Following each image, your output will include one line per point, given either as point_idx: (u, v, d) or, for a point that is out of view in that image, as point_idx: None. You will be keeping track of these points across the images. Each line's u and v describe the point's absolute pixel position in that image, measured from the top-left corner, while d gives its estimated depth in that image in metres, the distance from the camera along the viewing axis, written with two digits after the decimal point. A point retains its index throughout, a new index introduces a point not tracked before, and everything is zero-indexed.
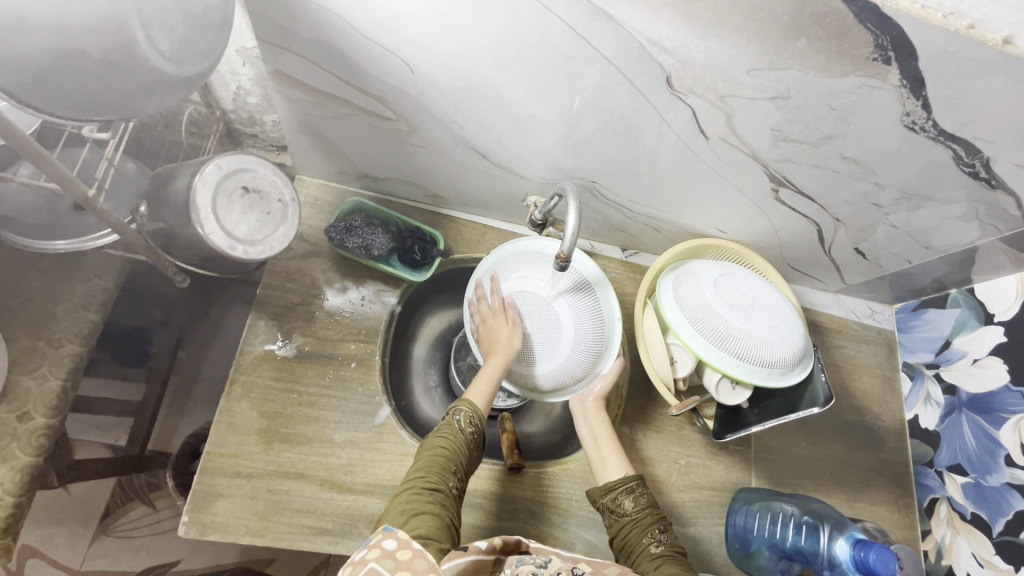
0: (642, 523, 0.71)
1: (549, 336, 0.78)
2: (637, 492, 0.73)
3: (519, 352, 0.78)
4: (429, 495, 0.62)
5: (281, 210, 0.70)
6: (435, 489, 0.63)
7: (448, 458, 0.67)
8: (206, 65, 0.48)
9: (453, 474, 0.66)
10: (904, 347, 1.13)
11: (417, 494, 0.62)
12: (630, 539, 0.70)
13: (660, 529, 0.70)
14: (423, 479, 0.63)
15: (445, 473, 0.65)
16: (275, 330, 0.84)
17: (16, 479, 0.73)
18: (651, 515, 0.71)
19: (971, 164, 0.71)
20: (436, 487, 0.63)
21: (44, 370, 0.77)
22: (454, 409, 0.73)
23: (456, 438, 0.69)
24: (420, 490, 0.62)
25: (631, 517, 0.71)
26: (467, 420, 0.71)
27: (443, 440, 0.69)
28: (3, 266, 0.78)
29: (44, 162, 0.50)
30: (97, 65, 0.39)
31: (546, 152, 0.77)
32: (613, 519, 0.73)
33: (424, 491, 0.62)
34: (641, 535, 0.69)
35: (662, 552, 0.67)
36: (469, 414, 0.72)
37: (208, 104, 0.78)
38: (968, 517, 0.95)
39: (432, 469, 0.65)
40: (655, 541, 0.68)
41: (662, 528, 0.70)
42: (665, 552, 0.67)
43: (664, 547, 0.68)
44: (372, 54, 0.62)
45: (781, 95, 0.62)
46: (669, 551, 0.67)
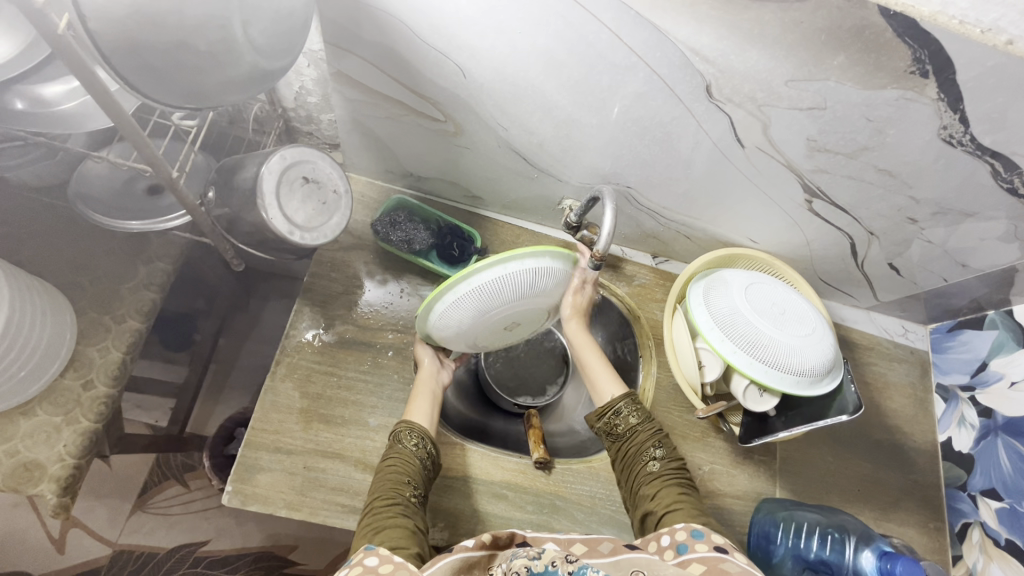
0: (640, 440, 0.78)
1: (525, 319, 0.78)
2: (635, 407, 0.80)
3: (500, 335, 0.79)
4: (390, 508, 0.66)
5: (336, 200, 0.75)
6: (392, 503, 0.66)
7: (399, 473, 0.71)
8: (287, 62, 0.53)
9: (408, 484, 0.70)
10: (937, 367, 1.11)
11: (377, 512, 0.65)
12: (630, 458, 0.77)
13: (656, 446, 0.77)
14: (379, 498, 0.67)
15: (399, 485, 0.69)
16: (318, 317, 0.88)
17: (76, 442, 0.78)
18: (649, 430, 0.78)
19: (1010, 180, 0.71)
20: (392, 500, 0.67)
21: (108, 342, 0.83)
22: (397, 435, 0.76)
23: (404, 455, 0.74)
24: (380, 507, 0.66)
25: (628, 435, 0.78)
26: (414, 441, 0.75)
27: (389, 461, 0.73)
28: (78, 245, 0.85)
29: (140, 144, 0.55)
30: (204, 57, 0.44)
31: (585, 157, 0.80)
32: (614, 436, 0.80)
33: (383, 506, 0.66)
34: (639, 454, 0.76)
35: (660, 470, 0.74)
36: (408, 429, 0.76)
37: (271, 103, 0.84)
38: (1002, 543, 0.94)
39: (386, 488, 0.69)
40: (653, 457, 0.76)
41: (658, 445, 0.77)
42: (662, 471, 0.74)
43: (661, 464, 0.75)
44: (428, 57, 0.66)
45: (818, 106, 0.64)
46: (666, 469, 0.74)
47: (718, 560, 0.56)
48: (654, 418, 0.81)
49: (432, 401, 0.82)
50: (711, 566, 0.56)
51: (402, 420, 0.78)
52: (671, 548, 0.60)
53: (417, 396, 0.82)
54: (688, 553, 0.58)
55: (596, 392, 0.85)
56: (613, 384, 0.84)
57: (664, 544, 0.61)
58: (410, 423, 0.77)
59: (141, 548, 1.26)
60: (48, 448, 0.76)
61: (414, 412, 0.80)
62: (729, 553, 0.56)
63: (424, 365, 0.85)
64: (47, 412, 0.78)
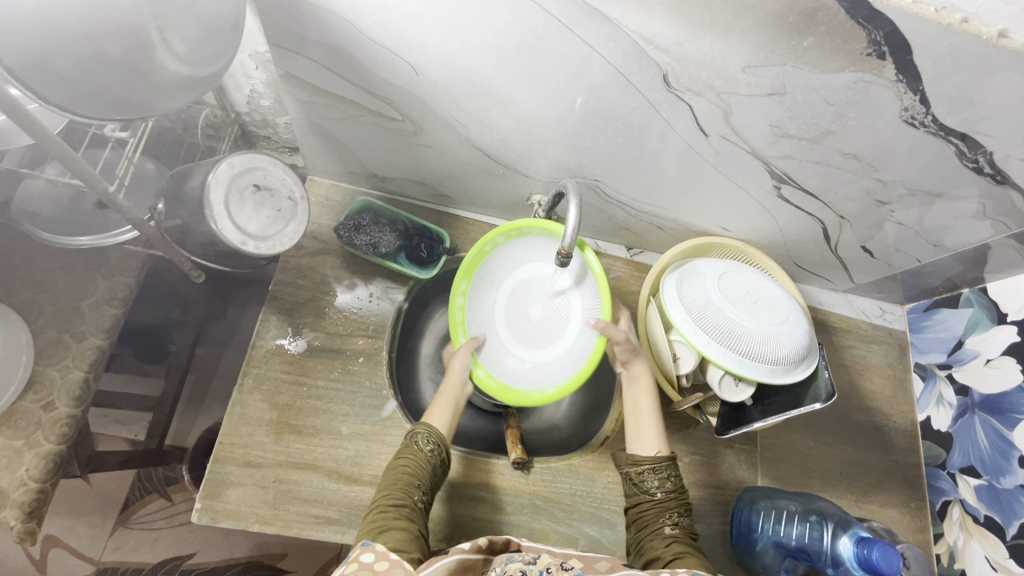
0: (664, 502, 0.72)
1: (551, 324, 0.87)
2: (665, 471, 0.74)
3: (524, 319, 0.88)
4: (397, 509, 0.63)
5: (291, 207, 0.73)
6: (399, 504, 0.64)
7: (409, 475, 0.68)
8: (220, 67, 0.51)
9: (417, 488, 0.67)
10: (915, 348, 1.12)
11: (384, 510, 0.63)
12: (649, 516, 0.72)
13: (678, 514, 0.71)
14: (388, 496, 0.65)
15: (409, 487, 0.67)
16: (286, 325, 0.86)
17: (38, 466, 0.75)
18: (676, 498, 0.73)
19: (975, 159, 0.71)
20: (401, 501, 0.65)
21: (68, 362, 0.80)
22: (414, 431, 0.73)
23: (417, 457, 0.70)
24: (388, 505, 0.64)
25: (654, 495, 0.73)
26: (428, 442, 0.72)
27: (404, 459, 0.70)
28: (31, 262, 0.82)
29: (68, 159, 0.53)
30: (121, 66, 0.42)
31: (548, 151, 0.79)
32: (637, 488, 0.75)
33: (390, 505, 0.63)
34: (659, 515, 0.71)
35: (676, 533, 0.69)
36: (427, 433, 0.73)
37: (223, 107, 0.81)
38: (981, 520, 0.94)
39: (395, 486, 0.66)
40: (672, 522, 0.70)
41: (680, 513, 0.72)
42: (677, 534, 0.69)
43: (677, 530, 0.70)
44: (377, 56, 0.64)
45: (779, 91, 0.63)
46: (682, 534, 0.69)
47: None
48: (684, 488, 0.75)
49: (451, 407, 0.78)
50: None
51: (422, 421, 0.75)
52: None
53: (441, 398, 0.78)
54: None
55: (634, 437, 0.79)
56: (653, 437, 0.78)
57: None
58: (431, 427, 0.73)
59: (126, 564, 1.24)
60: (10, 474, 0.74)
61: (432, 416, 0.76)
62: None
63: (453, 372, 0.81)
64: (6, 436, 0.75)
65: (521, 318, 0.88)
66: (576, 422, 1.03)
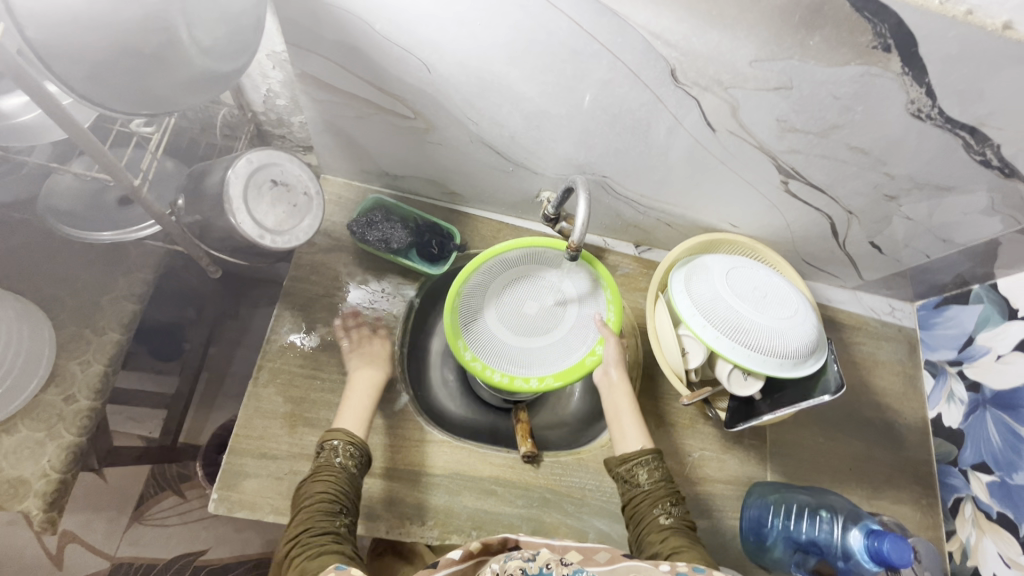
0: (655, 493, 0.73)
1: (543, 323, 0.86)
2: (656, 464, 0.76)
3: (519, 325, 0.86)
4: (323, 537, 0.62)
5: (306, 202, 0.75)
6: (325, 531, 0.63)
7: (330, 499, 0.67)
8: (241, 63, 0.53)
9: (339, 512, 0.67)
10: (925, 345, 1.11)
11: (308, 541, 0.62)
12: (641, 509, 0.72)
13: (670, 502, 0.72)
14: (309, 529, 0.63)
15: (332, 513, 0.66)
16: (299, 321, 0.88)
17: (60, 457, 0.77)
18: (668, 487, 0.74)
19: (983, 152, 0.71)
20: (325, 528, 0.64)
21: (88, 356, 0.82)
22: (329, 447, 0.73)
23: (337, 476, 0.70)
24: (309, 535, 0.62)
25: (645, 489, 0.74)
26: (345, 456, 0.72)
27: (324, 483, 0.69)
28: (54, 257, 0.85)
29: (96, 150, 0.55)
30: (149, 60, 0.44)
31: (559, 148, 0.80)
32: (632, 480, 0.75)
33: (315, 536, 0.63)
34: (652, 506, 0.71)
35: (672, 523, 0.70)
36: (346, 443, 0.73)
37: (241, 107, 0.83)
38: (995, 517, 0.93)
39: (315, 515, 0.65)
40: (667, 512, 0.71)
41: (673, 502, 0.72)
42: (673, 525, 0.70)
43: (673, 520, 0.70)
44: (391, 54, 0.66)
45: (786, 85, 0.64)
46: (678, 523, 0.70)
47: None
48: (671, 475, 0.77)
49: (362, 404, 0.80)
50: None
51: (335, 428, 0.75)
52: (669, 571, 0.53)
53: (351, 400, 0.80)
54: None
55: (618, 438, 0.81)
56: (637, 434, 0.80)
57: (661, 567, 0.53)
58: (345, 433, 0.74)
59: (139, 560, 1.25)
60: (33, 464, 0.76)
61: (343, 421, 0.77)
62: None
63: (376, 348, 0.87)
64: (28, 428, 0.77)
65: (515, 322, 0.86)
66: (586, 417, 1.03)
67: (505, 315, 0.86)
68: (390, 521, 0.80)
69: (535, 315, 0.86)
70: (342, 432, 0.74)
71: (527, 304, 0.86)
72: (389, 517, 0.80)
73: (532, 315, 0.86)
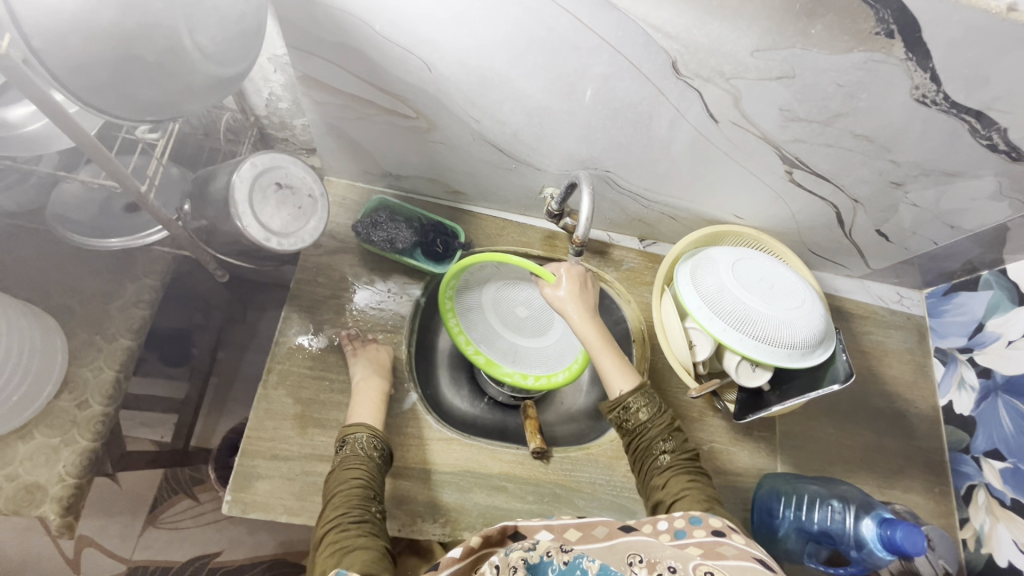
0: (650, 433, 0.74)
1: (542, 321, 0.96)
2: (645, 399, 0.75)
3: (529, 330, 0.95)
4: (358, 526, 0.63)
5: (311, 205, 0.75)
6: (361, 520, 0.64)
7: (364, 486, 0.69)
8: (244, 67, 0.53)
9: (373, 500, 0.68)
10: (935, 332, 1.11)
11: (346, 528, 0.63)
12: (641, 451, 0.74)
13: (666, 439, 0.73)
14: (346, 515, 0.64)
15: (366, 500, 0.67)
16: (307, 323, 0.88)
17: (76, 462, 0.78)
18: (661, 421, 0.75)
19: (989, 136, 0.70)
20: (361, 517, 0.65)
21: (100, 362, 0.83)
22: (354, 436, 0.74)
23: (367, 465, 0.72)
24: (347, 523, 0.63)
25: (639, 430, 0.74)
26: (371, 445, 0.74)
27: (355, 470, 0.70)
28: (63, 265, 0.85)
29: (101, 157, 0.56)
30: (153, 68, 0.44)
31: (561, 143, 0.80)
32: (626, 427, 0.75)
33: (352, 524, 0.63)
34: (650, 447, 0.73)
35: (672, 461, 0.71)
36: (369, 435, 0.75)
37: (243, 111, 0.84)
38: (1008, 503, 0.93)
39: (351, 502, 0.66)
40: (664, 450, 0.72)
41: (669, 437, 0.74)
42: (673, 463, 0.71)
43: (672, 458, 0.72)
44: (391, 55, 0.66)
45: (788, 74, 0.64)
46: (678, 460, 0.72)
47: (715, 544, 0.52)
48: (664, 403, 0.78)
49: (377, 397, 0.81)
50: (707, 548, 0.51)
51: (350, 424, 0.77)
52: (667, 532, 0.56)
53: (363, 395, 0.81)
54: (685, 538, 0.54)
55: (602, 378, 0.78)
56: (618, 373, 0.76)
57: (658, 528, 0.56)
58: (365, 425, 0.76)
59: (155, 563, 1.27)
60: (48, 470, 0.77)
61: (357, 415, 0.79)
62: (726, 536, 0.53)
63: (380, 351, 0.87)
64: (43, 435, 0.78)
65: (517, 326, 0.95)
66: (594, 412, 1.03)
67: (505, 322, 0.94)
68: (402, 519, 0.80)
69: (529, 316, 0.95)
70: (362, 426, 0.76)
71: (517, 310, 0.95)
72: (401, 515, 0.80)
73: (528, 317, 0.95)
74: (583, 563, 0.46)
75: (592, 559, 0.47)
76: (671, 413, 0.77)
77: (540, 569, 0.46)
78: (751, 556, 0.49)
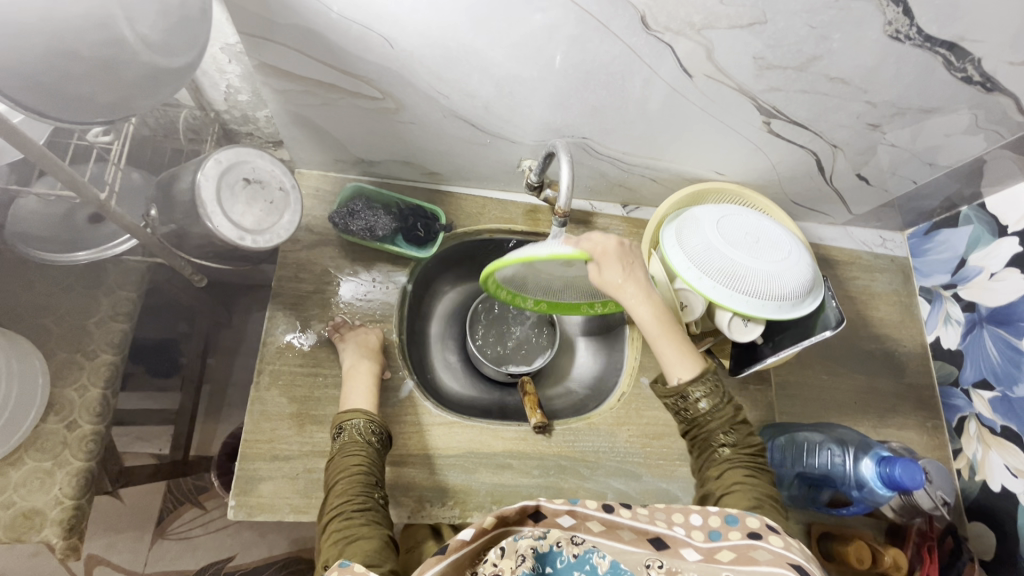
0: (709, 424, 0.71)
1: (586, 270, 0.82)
2: (707, 387, 0.71)
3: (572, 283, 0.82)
4: (362, 514, 0.64)
5: (283, 198, 0.73)
6: (365, 508, 0.65)
7: (367, 473, 0.68)
8: (193, 57, 0.51)
9: (375, 486, 0.68)
10: (919, 272, 1.12)
11: (349, 517, 0.63)
12: (700, 440, 0.72)
13: (728, 431, 0.70)
14: (350, 502, 0.65)
15: (368, 487, 0.67)
16: (293, 320, 0.86)
17: (72, 483, 0.77)
18: (723, 413, 0.71)
19: (963, 68, 0.70)
20: (365, 505, 0.65)
21: (84, 381, 0.81)
22: (351, 422, 0.73)
23: (365, 452, 0.71)
24: (350, 512, 0.64)
25: (698, 420, 0.71)
26: (367, 430, 0.73)
27: (355, 457, 0.69)
28: (32, 285, 0.82)
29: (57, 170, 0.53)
30: (92, 65, 0.42)
31: (533, 113, 0.78)
32: (683, 415, 0.72)
33: (355, 511, 0.64)
34: (709, 440, 0.71)
35: (732, 453, 0.69)
36: (367, 421, 0.74)
37: (201, 107, 0.80)
38: (999, 431, 0.95)
39: (354, 490, 0.66)
40: (724, 442, 0.70)
41: (731, 429, 0.70)
42: (731, 457, 0.69)
43: (732, 451, 0.70)
44: (349, 34, 0.63)
45: (759, 20, 0.62)
46: (739, 452, 0.69)
47: (750, 548, 0.52)
48: (725, 384, 0.73)
49: (369, 382, 0.80)
50: (741, 554, 0.52)
51: (346, 409, 0.75)
52: (700, 530, 0.55)
53: (354, 380, 0.80)
54: (721, 542, 0.54)
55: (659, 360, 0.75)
56: (679, 355, 0.73)
57: (691, 523, 0.56)
58: (359, 411, 0.75)
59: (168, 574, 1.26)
60: (44, 494, 0.75)
61: (351, 401, 0.77)
62: (762, 539, 0.52)
63: (369, 338, 0.85)
64: (34, 459, 0.76)
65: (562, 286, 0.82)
66: (591, 382, 1.03)
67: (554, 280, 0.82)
68: (410, 506, 0.80)
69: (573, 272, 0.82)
70: (359, 411, 0.74)
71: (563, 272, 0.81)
72: (409, 502, 0.80)
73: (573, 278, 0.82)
74: (594, 559, 0.52)
75: (602, 554, 0.53)
76: (735, 401, 0.72)
77: (548, 558, 0.52)
78: (786, 563, 0.49)
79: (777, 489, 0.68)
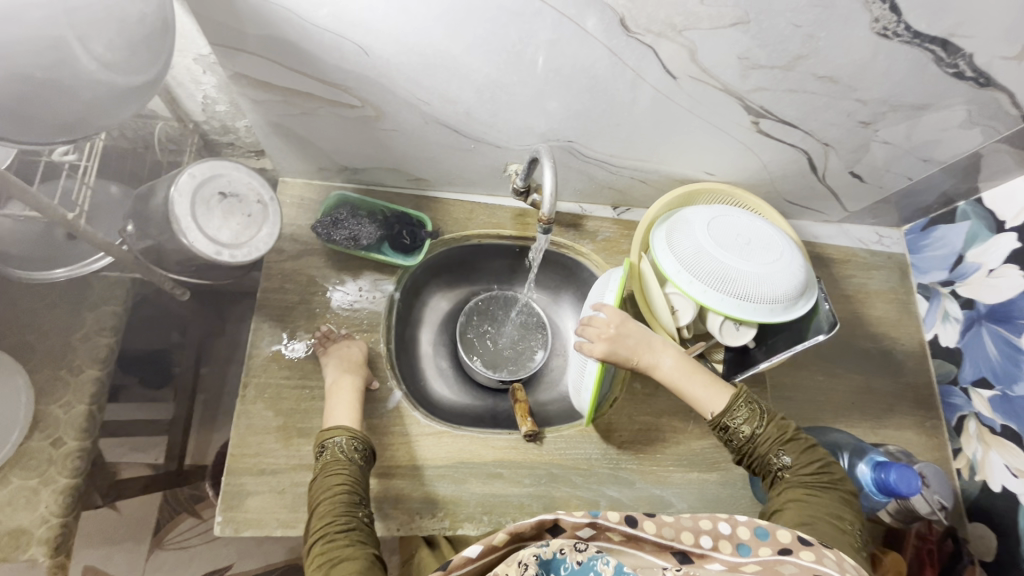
0: (760, 449, 0.74)
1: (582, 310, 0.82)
2: (749, 410, 0.76)
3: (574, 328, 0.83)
4: (346, 535, 0.63)
5: (261, 210, 0.72)
6: (348, 528, 0.63)
7: (350, 491, 0.68)
8: (155, 72, 0.50)
9: (360, 505, 0.67)
10: (916, 269, 1.11)
11: (333, 539, 0.62)
12: (756, 462, 0.74)
13: (780, 450, 0.73)
14: (333, 524, 0.63)
15: (352, 506, 0.66)
16: (279, 331, 0.85)
17: (58, 501, 0.76)
18: (770, 433, 0.74)
19: (955, 64, 0.68)
20: (348, 525, 0.64)
21: (69, 397, 0.80)
22: (332, 439, 0.72)
23: (349, 469, 0.70)
24: (334, 534, 0.63)
25: (748, 443, 0.75)
26: (350, 446, 0.72)
27: (338, 476, 0.68)
28: (15, 302, 0.82)
29: (21, 191, 0.52)
30: (45, 85, 0.41)
31: (516, 118, 0.76)
32: (734, 445, 0.76)
33: (339, 532, 0.63)
34: (762, 461, 0.74)
35: (793, 476, 0.71)
36: (348, 438, 0.73)
37: (179, 118, 0.80)
38: (998, 431, 0.94)
39: (338, 510, 0.65)
40: (781, 464, 0.72)
41: (782, 449, 0.73)
42: (792, 478, 0.71)
43: (791, 472, 0.71)
44: (324, 42, 0.62)
45: (742, 19, 0.61)
46: (799, 473, 0.71)
47: (776, 562, 0.51)
48: (767, 408, 0.77)
49: (352, 398, 0.79)
50: (766, 567, 0.50)
51: (327, 427, 0.75)
52: (729, 541, 0.53)
53: (338, 396, 0.78)
54: (749, 556, 0.52)
55: (692, 401, 0.80)
56: (709, 390, 0.78)
57: (719, 531, 0.54)
58: (342, 428, 0.73)
59: None
60: (31, 513, 0.74)
61: (335, 417, 0.76)
62: (792, 554, 0.51)
63: (352, 351, 0.84)
64: (19, 477, 0.75)
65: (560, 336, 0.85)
66: None
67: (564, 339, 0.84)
68: (399, 518, 0.79)
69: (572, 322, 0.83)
70: (341, 428, 0.73)
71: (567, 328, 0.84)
72: (398, 514, 0.79)
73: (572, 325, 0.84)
74: (597, 565, 0.47)
75: (606, 560, 0.47)
76: (781, 420, 0.75)
77: (553, 565, 0.47)
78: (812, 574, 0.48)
79: (845, 507, 0.68)
